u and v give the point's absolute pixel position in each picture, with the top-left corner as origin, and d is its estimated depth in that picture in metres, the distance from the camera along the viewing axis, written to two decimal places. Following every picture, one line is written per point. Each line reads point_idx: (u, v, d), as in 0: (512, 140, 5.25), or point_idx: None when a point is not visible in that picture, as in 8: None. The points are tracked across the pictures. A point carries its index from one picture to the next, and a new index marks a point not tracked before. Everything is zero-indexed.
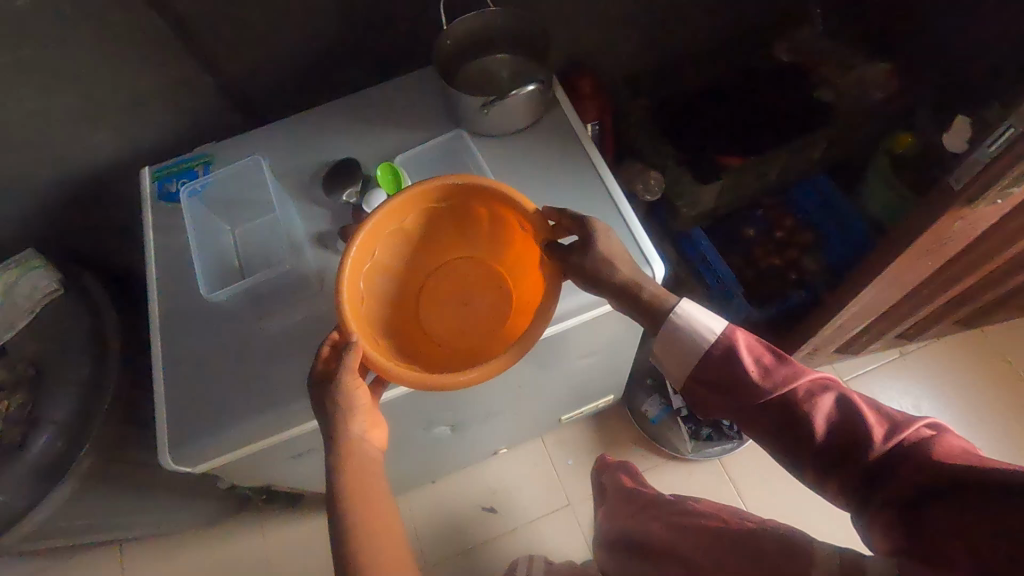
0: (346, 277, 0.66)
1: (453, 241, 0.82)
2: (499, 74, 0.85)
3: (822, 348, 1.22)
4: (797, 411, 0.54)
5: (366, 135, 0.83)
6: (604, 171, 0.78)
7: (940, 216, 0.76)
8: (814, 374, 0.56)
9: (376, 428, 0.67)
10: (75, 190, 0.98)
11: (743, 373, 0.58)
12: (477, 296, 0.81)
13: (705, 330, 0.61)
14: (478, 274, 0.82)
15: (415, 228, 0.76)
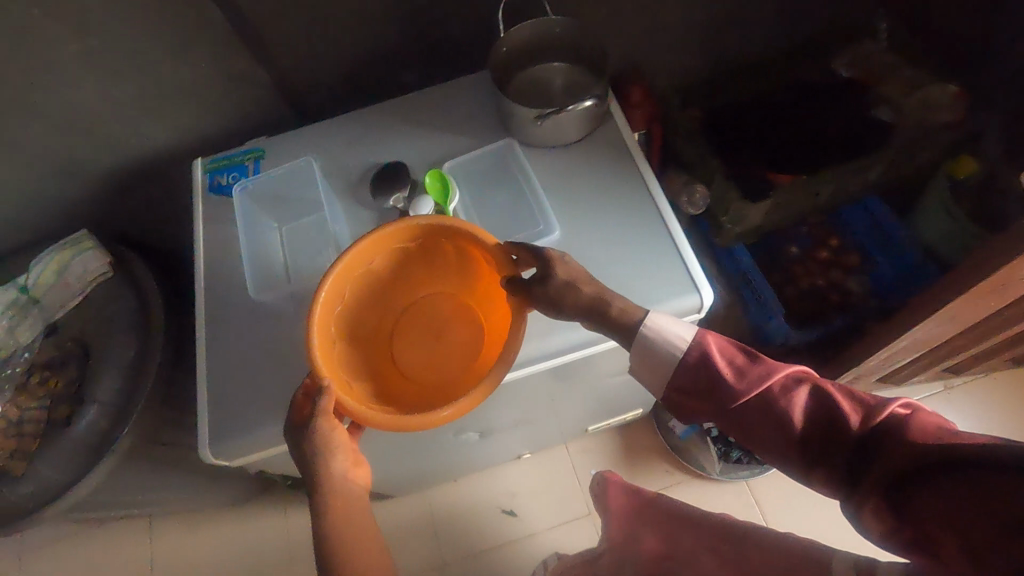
0: (316, 320, 0.66)
1: (421, 279, 0.83)
2: (552, 83, 0.84)
3: (864, 377, 1.18)
4: (773, 410, 0.55)
5: (415, 139, 0.83)
6: (655, 188, 0.74)
7: (1011, 259, 0.73)
8: (787, 368, 0.56)
9: (360, 466, 0.67)
10: (130, 175, 1.00)
11: (718, 375, 0.59)
12: (448, 330, 0.81)
13: (676, 340, 0.62)
14: (449, 309, 0.83)
15: (384, 268, 0.77)
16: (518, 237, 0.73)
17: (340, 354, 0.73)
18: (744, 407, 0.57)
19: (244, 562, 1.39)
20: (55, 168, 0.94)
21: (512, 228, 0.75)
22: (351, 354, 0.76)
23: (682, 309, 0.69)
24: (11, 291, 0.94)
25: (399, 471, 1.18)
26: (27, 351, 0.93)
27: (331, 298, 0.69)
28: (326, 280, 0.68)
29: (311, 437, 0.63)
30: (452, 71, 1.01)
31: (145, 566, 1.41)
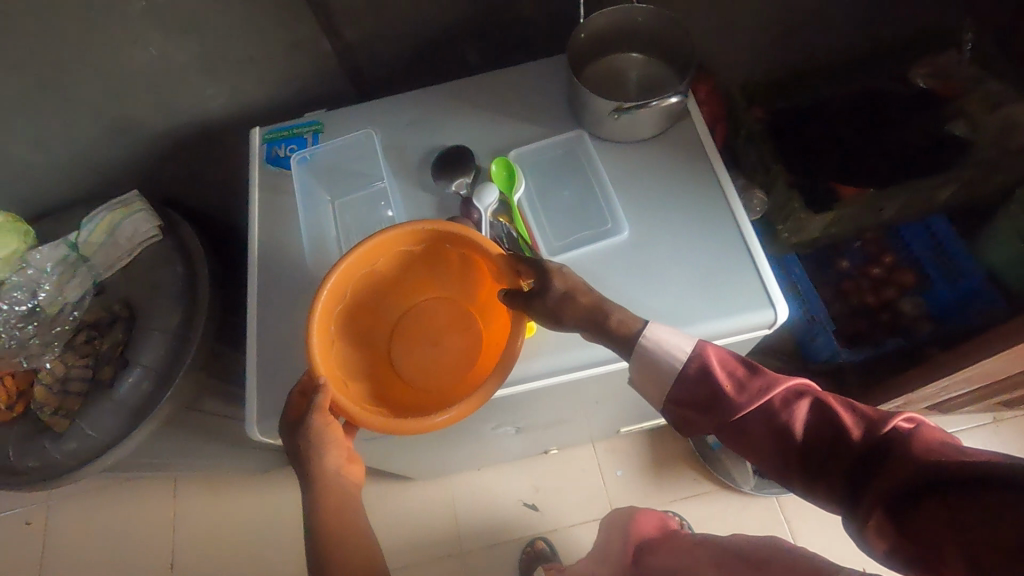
0: (317, 321, 0.65)
1: (423, 283, 0.81)
2: (628, 75, 0.80)
3: (915, 402, 1.15)
4: (775, 424, 0.53)
5: (480, 124, 0.80)
6: (732, 194, 0.71)
7: None
8: (787, 380, 0.55)
9: (354, 462, 0.66)
10: (184, 139, 0.99)
11: (719, 389, 0.56)
12: (446, 336, 0.79)
13: (677, 350, 0.59)
14: (448, 316, 0.81)
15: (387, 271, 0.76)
16: (583, 236, 0.70)
17: (339, 355, 0.72)
18: (745, 422, 0.55)
19: (265, 531, 1.41)
20: (112, 127, 0.93)
21: (576, 225, 0.71)
22: (350, 355, 0.74)
23: (755, 324, 0.66)
24: (61, 248, 0.93)
25: (428, 458, 1.17)
26: (75, 309, 0.93)
27: (333, 298, 0.68)
28: (328, 279, 0.67)
29: (306, 434, 0.62)
30: (516, 54, 0.97)
31: (169, 526, 1.44)
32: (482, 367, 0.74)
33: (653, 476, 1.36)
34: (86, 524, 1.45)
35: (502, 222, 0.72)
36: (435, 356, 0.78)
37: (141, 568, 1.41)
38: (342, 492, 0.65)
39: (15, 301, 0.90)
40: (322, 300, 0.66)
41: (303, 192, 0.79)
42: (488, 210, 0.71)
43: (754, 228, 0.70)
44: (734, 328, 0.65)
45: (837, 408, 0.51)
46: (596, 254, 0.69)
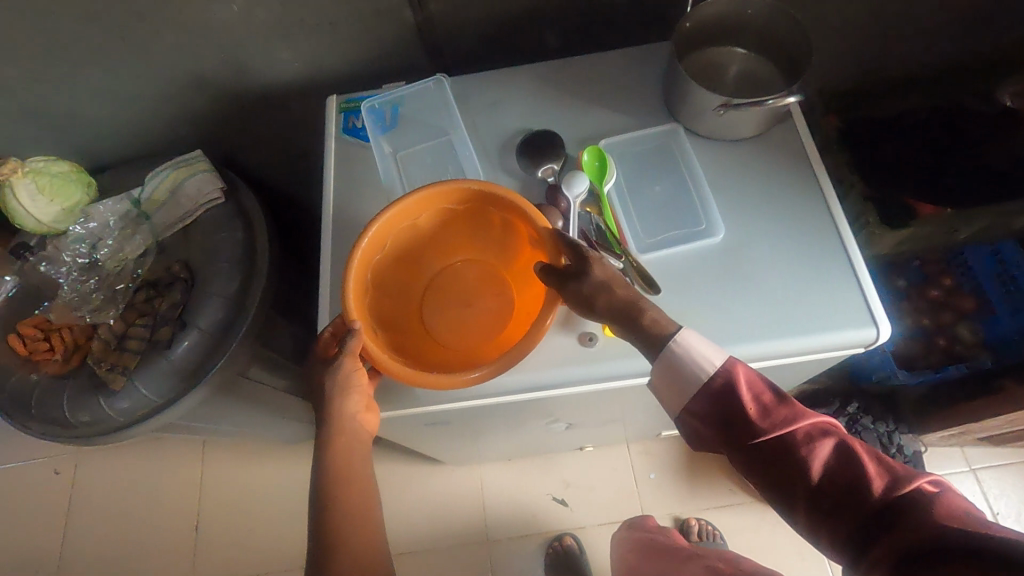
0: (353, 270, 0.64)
1: (458, 244, 0.77)
2: (726, 70, 0.76)
3: (971, 431, 1.14)
4: (792, 457, 0.51)
5: (570, 110, 0.77)
6: (835, 206, 0.67)
7: None
8: (812, 416, 0.52)
9: (370, 411, 0.69)
10: (249, 103, 0.96)
11: (740, 410, 0.53)
12: (480, 299, 0.75)
13: (703, 361, 0.56)
14: (481, 277, 0.76)
15: (428, 228, 0.73)
16: (674, 234, 0.67)
17: (374, 306, 0.69)
18: (762, 447, 0.52)
19: (290, 504, 1.40)
20: (180, 84, 0.90)
21: (667, 222, 0.69)
22: (381, 307, 0.71)
23: (854, 341, 0.63)
24: (125, 203, 0.93)
25: (467, 446, 1.15)
26: (138, 266, 0.92)
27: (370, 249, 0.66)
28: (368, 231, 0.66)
29: (333, 372, 0.64)
30: (601, 41, 0.93)
31: (195, 490, 1.43)
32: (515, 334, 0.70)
33: (688, 484, 1.33)
34: (113, 480, 1.45)
35: (589, 213, 0.70)
36: (466, 317, 0.74)
37: (164, 529, 1.40)
38: (353, 455, 0.66)
39: (77, 254, 0.91)
40: (360, 251, 0.65)
41: (382, 170, 0.76)
42: (576, 200, 0.68)
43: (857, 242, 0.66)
44: (832, 343, 0.62)
45: (863, 456, 0.49)
46: (688, 254, 0.66)
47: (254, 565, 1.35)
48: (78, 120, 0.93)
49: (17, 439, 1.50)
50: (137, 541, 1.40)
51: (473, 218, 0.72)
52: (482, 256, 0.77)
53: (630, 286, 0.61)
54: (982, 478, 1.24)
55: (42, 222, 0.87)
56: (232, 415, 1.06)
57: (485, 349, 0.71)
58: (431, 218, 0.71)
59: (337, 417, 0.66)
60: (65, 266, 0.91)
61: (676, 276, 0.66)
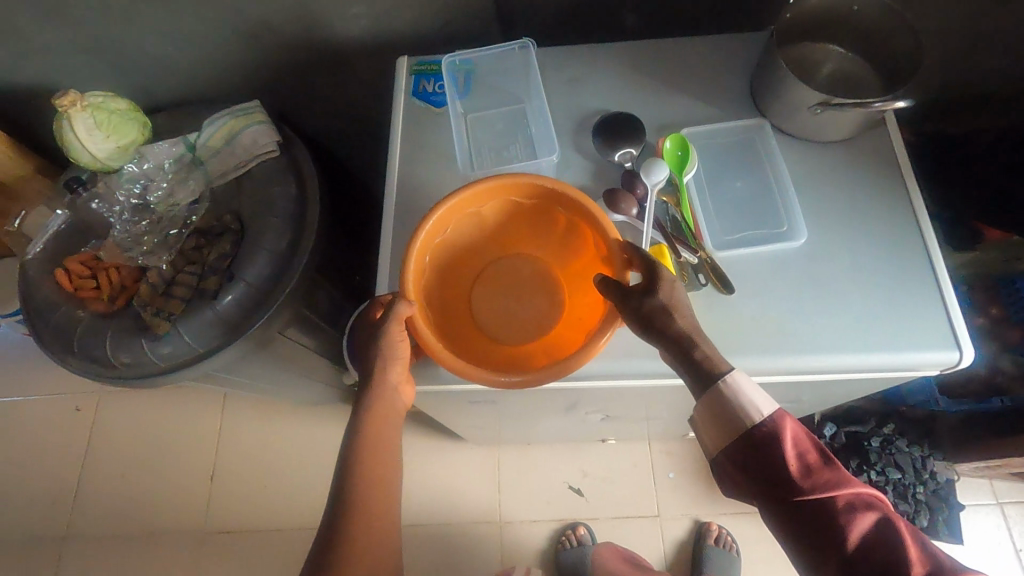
0: (414, 251, 0.59)
1: (521, 241, 0.69)
2: (819, 68, 0.73)
3: (1006, 465, 1.12)
4: (830, 524, 0.49)
5: (650, 95, 0.74)
6: (924, 220, 0.65)
7: None
8: (856, 485, 0.50)
9: (408, 384, 0.64)
10: (311, 57, 0.93)
11: (782, 466, 0.51)
12: (534, 301, 0.67)
13: (751, 408, 0.52)
14: (538, 277, 0.69)
15: (491, 215, 0.65)
16: (754, 234, 0.65)
17: (425, 292, 0.63)
18: (800, 508, 0.50)
19: (305, 466, 1.40)
20: (245, 30, 0.88)
21: (747, 221, 0.66)
22: (431, 293, 0.64)
23: (934, 363, 0.60)
24: (179, 146, 0.91)
25: (491, 428, 1.14)
26: (189, 214, 0.91)
27: (433, 232, 0.61)
28: (434, 213, 0.60)
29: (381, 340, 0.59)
30: (680, 27, 0.89)
31: (213, 442, 1.44)
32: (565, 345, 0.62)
33: (707, 488, 1.31)
34: (132, 423, 1.46)
35: (665, 203, 0.68)
36: (517, 319, 0.67)
37: (180, 477, 1.41)
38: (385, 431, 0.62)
39: (131, 195, 0.91)
40: (424, 233, 0.59)
41: (457, 132, 0.73)
42: (655, 187, 0.66)
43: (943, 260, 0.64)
44: (911, 362, 0.60)
45: (906, 539, 0.48)
46: (769, 256, 0.64)
47: (265, 523, 1.36)
48: (137, 56, 0.91)
49: (43, 372, 1.51)
50: (152, 486, 1.41)
51: (541, 214, 0.65)
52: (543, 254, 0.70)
53: (691, 316, 0.55)
54: (1007, 512, 1.22)
55: (97, 157, 0.87)
56: (264, 371, 1.05)
57: (531, 356, 0.62)
58: (497, 207, 0.64)
59: (375, 394, 0.61)
60: (118, 205, 0.90)
61: (753, 278, 0.63)
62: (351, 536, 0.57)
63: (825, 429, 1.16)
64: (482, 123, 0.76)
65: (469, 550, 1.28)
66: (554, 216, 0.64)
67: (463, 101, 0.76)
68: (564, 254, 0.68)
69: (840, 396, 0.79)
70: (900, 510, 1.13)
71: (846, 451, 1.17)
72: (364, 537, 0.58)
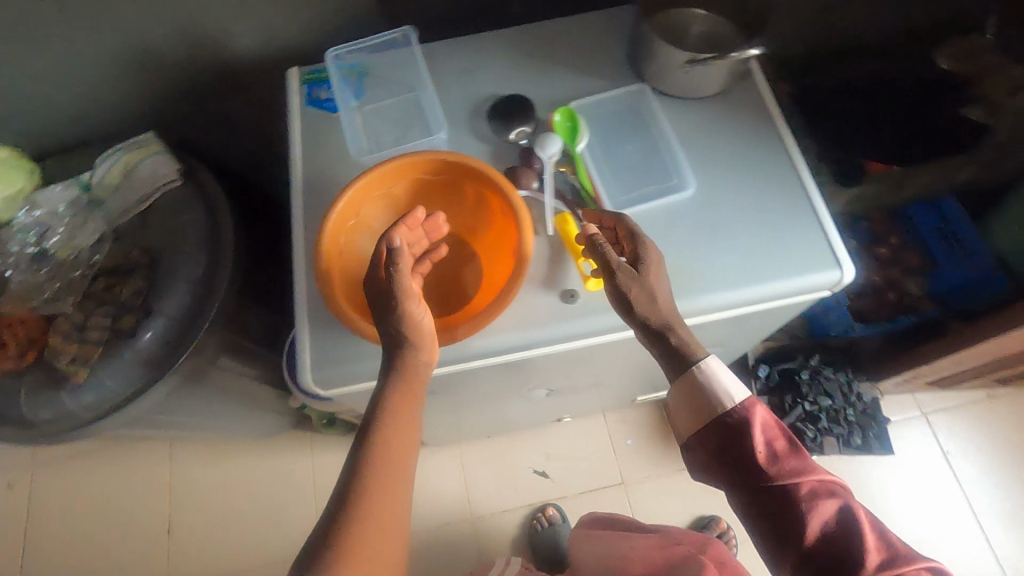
0: (328, 230, 0.60)
1: (436, 219, 0.70)
2: (689, 31, 0.78)
3: (919, 377, 1.21)
4: (789, 507, 0.52)
5: (537, 75, 0.77)
6: (796, 157, 0.70)
7: None
8: (820, 472, 0.53)
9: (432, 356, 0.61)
10: (202, 81, 0.92)
11: (750, 452, 0.55)
12: (452, 273, 0.68)
13: (723, 395, 0.57)
14: (456, 252, 0.69)
15: (400, 195, 0.66)
16: (647, 191, 0.69)
17: (344, 272, 0.63)
18: (762, 492, 0.53)
19: (265, 501, 1.36)
20: (128, 62, 0.86)
21: (640, 180, 0.70)
22: (353, 275, 0.64)
23: (823, 284, 0.66)
24: (74, 188, 0.88)
25: (445, 423, 1.16)
26: (93, 254, 0.88)
27: (347, 212, 0.62)
28: (346, 194, 0.61)
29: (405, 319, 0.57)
30: (561, 11, 0.94)
31: (166, 492, 1.38)
32: (480, 305, 0.63)
33: (664, 447, 1.36)
34: (72, 490, 1.39)
35: (563, 173, 0.70)
36: (438, 291, 0.67)
37: (132, 536, 1.35)
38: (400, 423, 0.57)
39: (26, 243, 0.86)
40: (336, 212, 0.61)
41: (345, 120, 0.75)
42: (550, 160, 0.69)
43: (819, 190, 0.69)
44: (802, 287, 0.65)
45: (864, 528, 0.49)
46: (663, 209, 0.68)
47: (230, 566, 1.31)
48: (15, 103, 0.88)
49: None
50: (104, 550, 1.34)
51: (449, 189, 0.67)
52: (456, 228, 0.70)
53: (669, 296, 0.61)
54: (933, 420, 1.33)
55: None
56: (202, 405, 1.02)
57: (445, 321, 0.61)
58: (405, 187, 0.65)
59: (409, 375, 0.58)
60: (13, 257, 0.86)
61: (653, 231, 0.67)
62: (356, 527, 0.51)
63: (760, 370, 1.23)
64: (371, 108, 0.78)
65: (445, 550, 1.28)
66: (460, 188, 0.66)
67: (351, 91, 0.78)
68: (474, 223, 0.69)
69: (759, 330, 0.83)
70: (835, 432, 1.22)
71: (782, 387, 1.23)
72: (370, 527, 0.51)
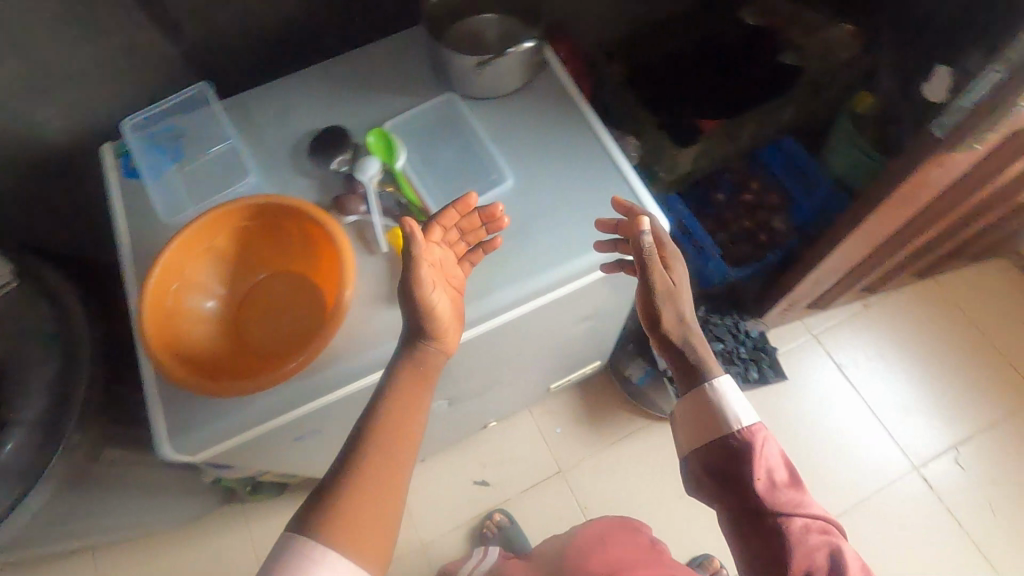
0: (149, 297, 0.60)
1: (272, 261, 0.70)
2: (487, 34, 0.82)
3: (797, 303, 1.31)
4: (779, 536, 0.56)
5: (353, 103, 0.79)
6: (599, 131, 0.76)
7: (920, 165, 0.78)
8: (817, 513, 0.57)
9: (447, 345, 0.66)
10: (19, 175, 0.88)
11: (748, 477, 0.59)
12: (295, 310, 0.68)
13: (732, 418, 0.62)
14: (297, 288, 0.69)
15: (226, 253, 0.67)
16: (469, 190, 0.73)
17: (178, 335, 0.62)
18: (760, 515, 0.57)
19: None
20: None
21: (462, 182, 0.73)
22: (189, 335, 0.63)
23: None
24: None
25: None
26: None
27: (168, 275, 0.62)
28: (161, 257, 0.61)
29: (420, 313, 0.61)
30: (375, 37, 0.97)
31: None
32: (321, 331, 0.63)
33: (593, 426, 1.40)
34: None
35: (390, 191, 0.73)
36: (284, 330, 0.67)
37: None
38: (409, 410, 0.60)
39: None
40: (154, 277, 0.61)
41: (157, 184, 0.74)
42: (371, 182, 0.71)
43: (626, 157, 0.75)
44: (625, 247, 0.70)
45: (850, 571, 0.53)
46: (487, 203, 0.72)
47: None
48: None
49: None
50: None
51: (272, 229, 0.68)
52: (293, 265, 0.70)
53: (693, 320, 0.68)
54: (822, 338, 1.44)
55: None
56: (98, 505, 0.97)
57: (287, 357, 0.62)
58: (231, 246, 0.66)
59: (430, 350, 0.64)
60: None
61: None
62: (354, 488, 0.54)
63: None
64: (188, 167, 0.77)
65: None
66: (281, 225, 0.67)
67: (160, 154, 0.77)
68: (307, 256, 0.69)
69: (621, 293, 0.88)
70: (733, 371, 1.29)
71: None
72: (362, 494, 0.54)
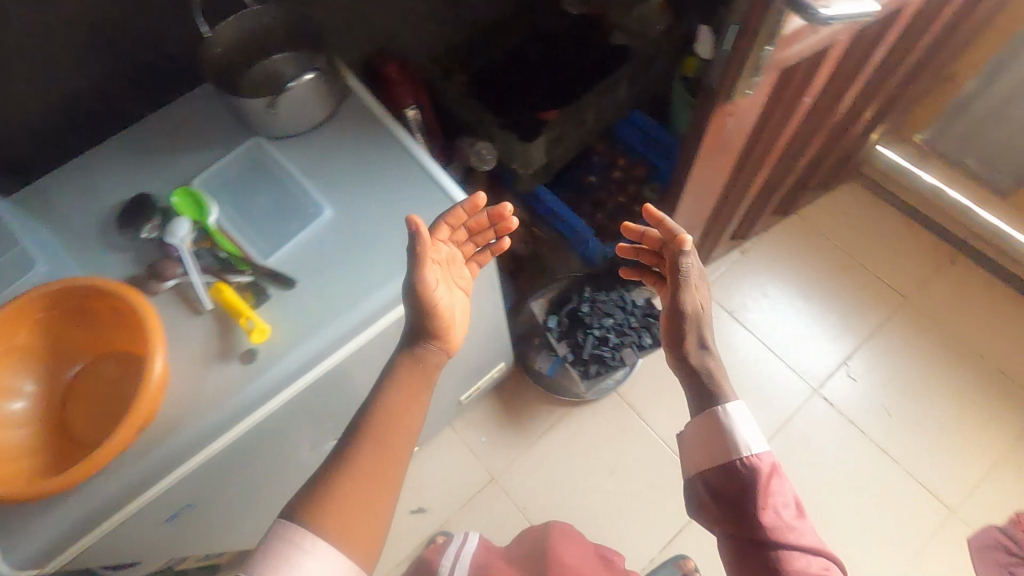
0: None
1: (90, 346, 0.72)
2: (284, 73, 0.87)
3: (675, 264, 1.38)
4: (776, 556, 0.65)
5: (160, 165, 0.79)
6: (408, 144, 0.79)
7: (712, 117, 0.83)
8: (816, 546, 0.66)
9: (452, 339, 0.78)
10: None
11: (752, 506, 0.69)
12: (120, 389, 0.70)
13: (744, 448, 0.73)
14: (120, 368, 0.72)
15: (32, 341, 0.69)
16: (289, 230, 0.75)
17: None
18: (757, 538, 0.67)
19: None
20: None
21: (282, 223, 0.76)
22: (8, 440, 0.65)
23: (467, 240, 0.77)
24: None
25: None
26: None
27: None
28: None
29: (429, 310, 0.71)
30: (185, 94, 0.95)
31: None
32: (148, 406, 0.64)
33: (516, 427, 1.42)
34: None
35: (208, 248, 0.74)
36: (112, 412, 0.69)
37: None
38: (407, 411, 0.72)
39: None
40: None
41: None
42: (185, 243, 0.71)
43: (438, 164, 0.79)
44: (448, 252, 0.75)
45: None
46: (306, 239, 0.75)
47: None
48: None
49: None
50: None
51: (80, 313, 0.70)
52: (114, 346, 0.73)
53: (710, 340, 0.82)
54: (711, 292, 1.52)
55: None
56: None
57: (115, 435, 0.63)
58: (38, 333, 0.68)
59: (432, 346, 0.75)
60: None
61: (305, 265, 0.74)
62: (348, 479, 0.66)
63: (550, 321, 1.33)
64: None
65: None
66: (86, 308, 0.69)
67: None
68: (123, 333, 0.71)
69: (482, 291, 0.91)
70: (630, 342, 1.32)
71: (574, 327, 1.33)
72: (352, 484, 0.66)
